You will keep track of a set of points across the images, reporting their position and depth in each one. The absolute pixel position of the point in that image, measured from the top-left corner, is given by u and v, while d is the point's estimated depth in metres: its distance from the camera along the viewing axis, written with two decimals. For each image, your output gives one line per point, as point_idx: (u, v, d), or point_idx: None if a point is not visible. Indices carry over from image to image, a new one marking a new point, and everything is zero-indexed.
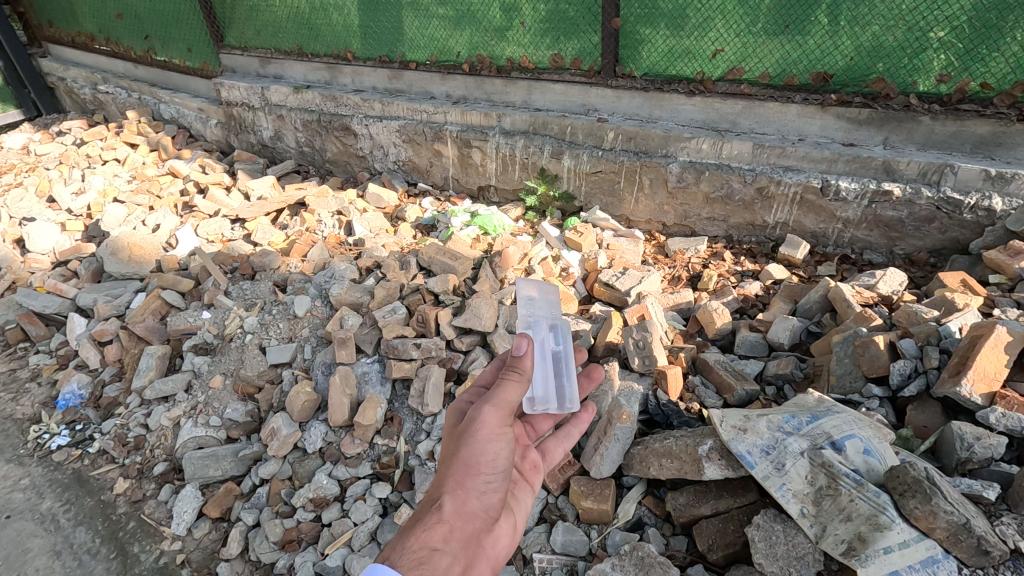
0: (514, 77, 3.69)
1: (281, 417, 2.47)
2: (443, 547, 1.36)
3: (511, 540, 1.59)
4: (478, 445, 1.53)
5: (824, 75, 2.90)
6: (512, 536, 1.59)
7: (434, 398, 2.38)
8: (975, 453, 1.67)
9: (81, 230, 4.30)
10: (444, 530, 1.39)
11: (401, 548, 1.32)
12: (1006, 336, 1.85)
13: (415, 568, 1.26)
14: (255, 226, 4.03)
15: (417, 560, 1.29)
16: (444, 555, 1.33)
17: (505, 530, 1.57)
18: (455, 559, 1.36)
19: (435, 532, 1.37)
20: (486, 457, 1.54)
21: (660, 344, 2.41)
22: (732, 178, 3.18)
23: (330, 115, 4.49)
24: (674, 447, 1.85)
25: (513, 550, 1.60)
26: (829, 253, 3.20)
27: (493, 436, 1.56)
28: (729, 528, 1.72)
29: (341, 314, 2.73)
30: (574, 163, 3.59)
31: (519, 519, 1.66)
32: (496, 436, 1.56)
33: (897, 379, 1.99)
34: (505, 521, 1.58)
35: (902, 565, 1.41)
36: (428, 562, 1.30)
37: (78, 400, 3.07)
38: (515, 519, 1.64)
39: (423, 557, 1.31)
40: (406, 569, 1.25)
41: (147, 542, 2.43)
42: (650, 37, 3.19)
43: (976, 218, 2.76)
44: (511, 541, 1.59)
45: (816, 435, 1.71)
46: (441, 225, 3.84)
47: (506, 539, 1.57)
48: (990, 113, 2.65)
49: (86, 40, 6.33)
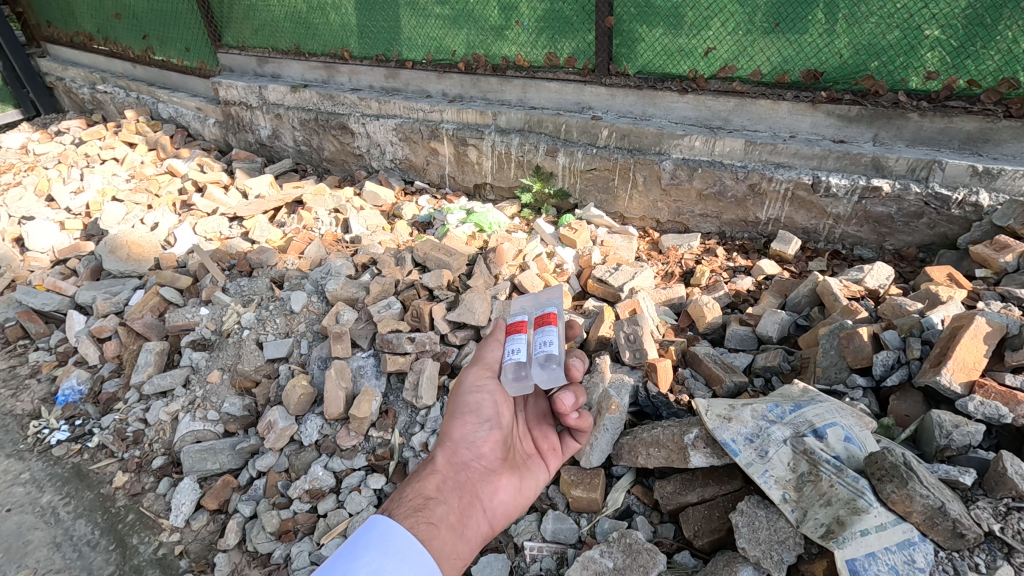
0: (510, 75, 3.72)
1: (277, 410, 2.50)
2: (437, 496, 1.58)
3: (515, 495, 1.74)
4: (463, 401, 1.71)
5: (815, 72, 2.95)
6: (517, 494, 1.74)
7: (428, 391, 2.40)
8: (953, 440, 1.71)
9: (80, 228, 4.35)
10: (438, 481, 1.62)
11: (400, 499, 1.56)
12: (985, 326, 1.89)
13: (411, 515, 1.48)
14: (253, 224, 4.07)
15: (413, 508, 1.51)
16: (436, 504, 1.55)
17: (507, 486, 1.73)
18: (450, 508, 1.57)
19: (428, 483, 1.60)
20: (471, 411, 1.70)
21: (651, 337, 2.44)
22: (724, 175, 3.22)
23: (327, 114, 4.52)
24: (662, 436, 1.89)
25: (519, 506, 1.75)
26: (820, 248, 3.24)
27: (477, 390, 1.71)
28: (714, 515, 1.76)
29: (337, 310, 2.77)
30: (569, 160, 3.62)
31: (527, 481, 1.79)
32: (478, 389, 1.70)
33: (881, 369, 2.04)
34: (508, 479, 1.74)
35: (878, 547, 1.47)
36: (423, 509, 1.52)
37: (77, 396, 3.11)
38: (522, 478, 1.78)
39: (418, 504, 1.54)
40: (403, 516, 1.47)
41: (146, 534, 2.46)
42: (645, 36, 3.23)
43: (964, 214, 2.80)
44: (516, 499, 1.75)
45: (799, 423, 1.76)
46: (437, 222, 3.87)
47: (510, 496, 1.73)
48: (977, 110, 2.69)
49: (84, 40, 6.35)
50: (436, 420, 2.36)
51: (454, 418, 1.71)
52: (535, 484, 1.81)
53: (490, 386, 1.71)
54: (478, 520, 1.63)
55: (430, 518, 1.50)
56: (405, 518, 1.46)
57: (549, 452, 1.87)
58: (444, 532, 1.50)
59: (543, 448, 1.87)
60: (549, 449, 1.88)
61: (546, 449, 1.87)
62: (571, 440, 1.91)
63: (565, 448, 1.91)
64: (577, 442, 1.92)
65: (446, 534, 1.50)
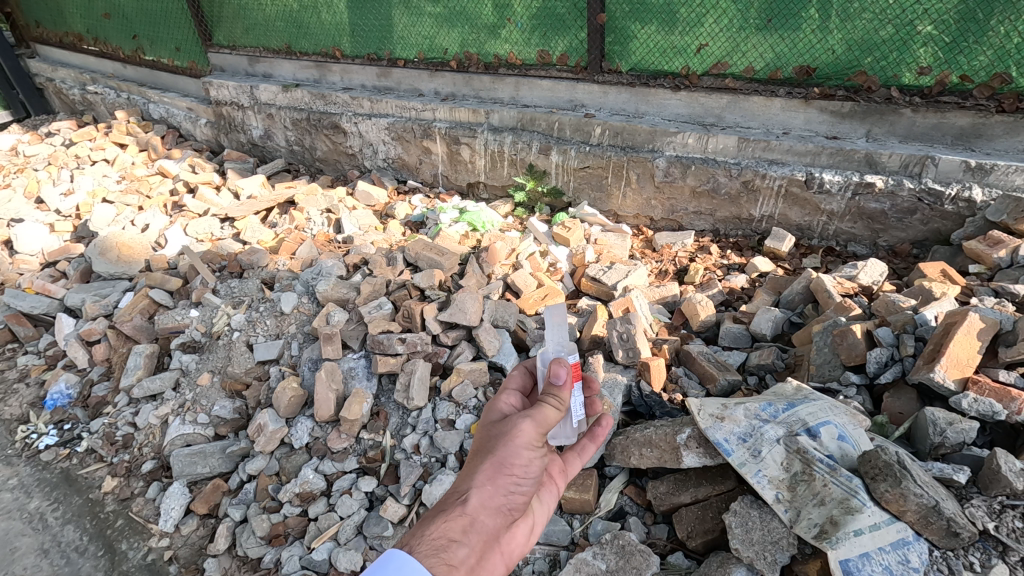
0: (502, 73, 3.69)
1: (267, 413, 2.48)
2: (462, 538, 1.34)
3: (527, 536, 1.56)
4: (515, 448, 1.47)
5: (808, 68, 2.93)
6: (528, 532, 1.56)
7: (419, 392, 2.38)
8: (947, 438, 1.70)
9: (69, 231, 4.29)
10: (466, 521, 1.36)
11: (420, 534, 1.32)
12: (979, 322, 1.88)
13: (432, 555, 1.26)
14: (244, 225, 4.03)
15: (435, 552, 1.27)
16: (460, 548, 1.31)
17: (522, 527, 1.52)
18: (472, 552, 1.34)
19: (455, 523, 1.35)
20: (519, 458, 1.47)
21: (644, 336, 2.43)
22: (718, 172, 3.20)
23: (319, 113, 4.49)
24: (655, 436, 1.87)
25: (529, 546, 1.56)
26: (814, 245, 3.23)
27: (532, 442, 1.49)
28: (708, 515, 1.75)
29: (328, 311, 2.74)
30: (563, 158, 3.60)
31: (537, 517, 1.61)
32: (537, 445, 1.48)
33: (874, 366, 2.03)
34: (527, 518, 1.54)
35: (872, 547, 1.46)
36: (444, 552, 1.28)
37: (66, 400, 3.07)
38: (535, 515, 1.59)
39: (440, 545, 1.29)
40: (423, 555, 1.26)
41: (136, 540, 2.43)
42: (639, 33, 3.21)
43: (958, 209, 2.79)
44: (527, 535, 1.56)
45: (792, 421, 1.74)
46: (430, 221, 3.85)
47: (522, 535, 1.53)
48: (970, 105, 2.68)
49: (74, 40, 6.29)
50: (428, 421, 2.35)
51: (498, 458, 1.46)
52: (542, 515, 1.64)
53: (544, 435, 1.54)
54: (494, 563, 1.42)
55: (451, 560, 1.28)
56: (425, 559, 1.25)
57: (560, 478, 1.70)
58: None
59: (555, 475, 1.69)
60: (559, 474, 1.71)
61: (555, 474, 1.69)
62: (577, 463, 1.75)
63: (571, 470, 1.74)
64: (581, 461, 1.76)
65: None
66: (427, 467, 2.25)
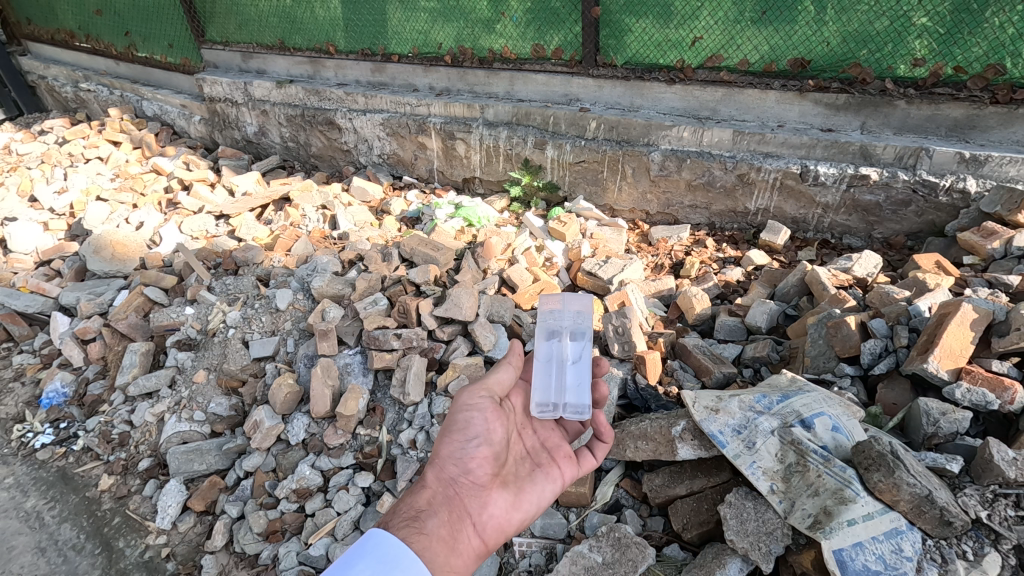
0: (496, 68, 3.68)
1: (263, 409, 2.47)
2: (428, 509, 1.56)
3: (511, 509, 1.64)
4: (453, 419, 1.70)
5: (802, 60, 2.92)
6: (513, 508, 1.65)
7: (415, 387, 2.39)
8: (940, 428, 1.71)
9: (64, 229, 4.28)
10: (428, 495, 1.59)
11: (396, 513, 1.56)
12: (971, 313, 1.89)
13: (401, 527, 1.49)
14: (239, 221, 4.01)
15: (403, 523, 1.51)
16: (427, 516, 1.53)
17: (499, 500, 1.64)
18: (439, 522, 1.54)
19: (419, 497, 1.59)
20: (460, 428, 1.67)
21: (640, 330, 2.44)
22: (713, 165, 3.20)
23: (314, 109, 4.46)
24: (650, 429, 1.88)
25: (516, 519, 1.63)
26: (809, 238, 3.23)
27: (468, 408, 1.70)
28: (703, 507, 1.75)
29: (324, 307, 2.73)
30: (558, 153, 3.59)
31: (528, 494, 1.68)
32: (470, 405, 1.70)
33: (868, 357, 2.04)
34: (503, 492, 1.65)
35: (865, 537, 1.46)
36: (414, 522, 1.52)
37: (61, 398, 3.06)
38: (520, 490, 1.68)
39: (409, 517, 1.54)
40: (398, 527, 1.49)
41: (133, 537, 2.43)
42: (633, 27, 3.20)
43: (952, 201, 2.80)
44: (513, 511, 1.65)
45: (786, 413, 1.75)
46: (425, 217, 3.84)
47: (502, 509, 1.63)
48: (964, 97, 2.68)
49: (65, 37, 6.25)
50: (424, 416, 2.34)
51: (445, 435, 1.70)
52: (540, 496, 1.70)
53: (482, 403, 1.71)
54: (468, 536, 1.56)
55: (421, 528, 1.50)
56: (399, 531, 1.48)
57: (560, 460, 1.77)
58: (436, 546, 1.48)
59: (557, 457, 1.77)
60: (563, 457, 1.78)
61: (558, 459, 1.77)
62: (590, 456, 1.80)
63: (582, 460, 1.79)
64: (596, 455, 1.80)
65: (438, 548, 1.48)
66: (423, 462, 2.25)
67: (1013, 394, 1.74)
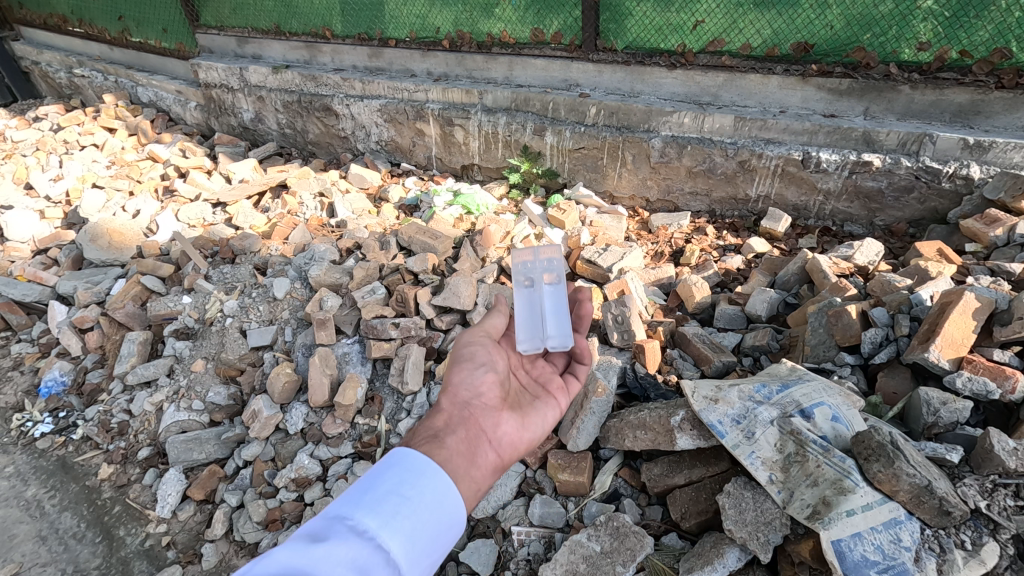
0: (495, 53, 3.62)
1: (261, 399, 2.46)
2: (445, 428, 1.47)
3: (520, 430, 1.60)
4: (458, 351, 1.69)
5: (805, 45, 2.87)
6: (522, 427, 1.61)
7: (413, 376, 2.37)
8: (941, 418, 1.70)
9: (60, 217, 4.24)
10: (442, 416, 1.52)
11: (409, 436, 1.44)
12: (974, 302, 1.87)
13: (424, 442, 1.38)
14: (236, 209, 3.98)
15: (422, 439, 1.40)
16: (446, 432, 1.44)
17: (509, 420, 1.59)
18: (459, 438, 1.45)
19: (433, 420, 1.50)
20: (466, 358, 1.67)
21: (639, 318, 2.43)
22: (714, 152, 3.17)
23: (311, 96, 4.40)
24: (649, 419, 1.87)
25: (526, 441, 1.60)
26: (810, 225, 3.21)
27: (471, 342, 1.72)
28: (702, 496, 1.75)
29: (321, 296, 2.71)
30: (557, 139, 3.56)
31: (533, 417, 1.66)
32: (473, 339, 1.72)
33: (869, 347, 2.03)
34: (511, 415, 1.61)
35: (864, 527, 1.45)
36: (433, 438, 1.41)
37: (60, 387, 3.05)
38: (526, 414, 1.65)
39: (428, 435, 1.43)
40: (419, 445, 1.37)
41: (133, 526, 2.44)
42: (634, 11, 3.14)
43: (955, 187, 2.77)
44: (525, 430, 1.61)
45: (786, 403, 1.75)
46: (424, 205, 3.80)
47: (514, 428, 1.59)
48: (969, 81, 2.65)
49: (58, 22, 6.17)
50: (423, 406, 2.34)
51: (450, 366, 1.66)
52: (543, 420, 1.68)
53: (484, 340, 1.73)
54: (486, 451, 1.49)
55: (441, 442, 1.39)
56: (420, 445, 1.37)
57: (557, 392, 1.78)
58: (458, 459, 1.38)
59: (551, 391, 1.77)
60: (556, 391, 1.79)
61: (552, 391, 1.77)
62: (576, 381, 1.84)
63: (572, 386, 1.82)
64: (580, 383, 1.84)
65: (460, 460, 1.37)
66: None
67: (1014, 383, 1.73)
